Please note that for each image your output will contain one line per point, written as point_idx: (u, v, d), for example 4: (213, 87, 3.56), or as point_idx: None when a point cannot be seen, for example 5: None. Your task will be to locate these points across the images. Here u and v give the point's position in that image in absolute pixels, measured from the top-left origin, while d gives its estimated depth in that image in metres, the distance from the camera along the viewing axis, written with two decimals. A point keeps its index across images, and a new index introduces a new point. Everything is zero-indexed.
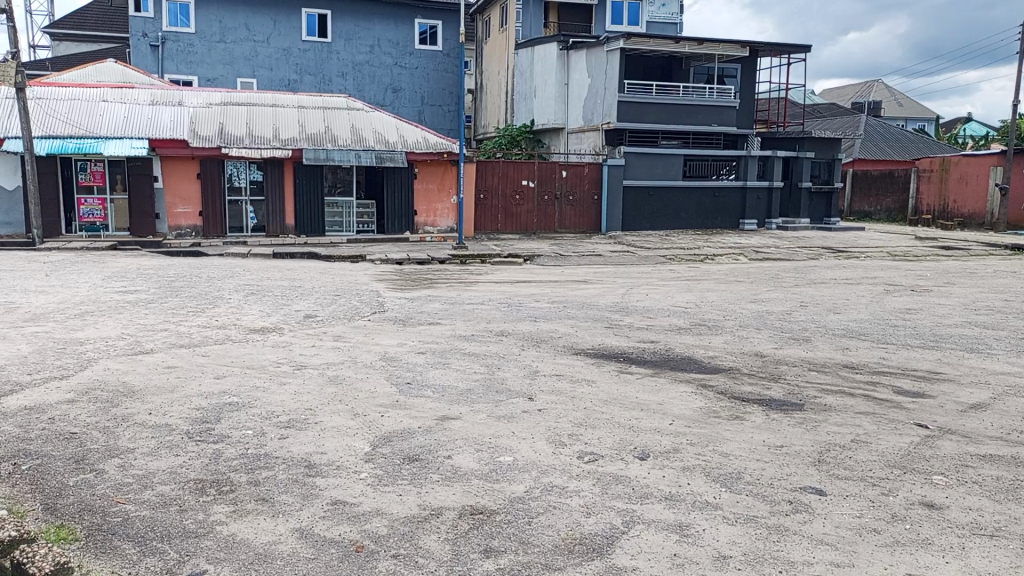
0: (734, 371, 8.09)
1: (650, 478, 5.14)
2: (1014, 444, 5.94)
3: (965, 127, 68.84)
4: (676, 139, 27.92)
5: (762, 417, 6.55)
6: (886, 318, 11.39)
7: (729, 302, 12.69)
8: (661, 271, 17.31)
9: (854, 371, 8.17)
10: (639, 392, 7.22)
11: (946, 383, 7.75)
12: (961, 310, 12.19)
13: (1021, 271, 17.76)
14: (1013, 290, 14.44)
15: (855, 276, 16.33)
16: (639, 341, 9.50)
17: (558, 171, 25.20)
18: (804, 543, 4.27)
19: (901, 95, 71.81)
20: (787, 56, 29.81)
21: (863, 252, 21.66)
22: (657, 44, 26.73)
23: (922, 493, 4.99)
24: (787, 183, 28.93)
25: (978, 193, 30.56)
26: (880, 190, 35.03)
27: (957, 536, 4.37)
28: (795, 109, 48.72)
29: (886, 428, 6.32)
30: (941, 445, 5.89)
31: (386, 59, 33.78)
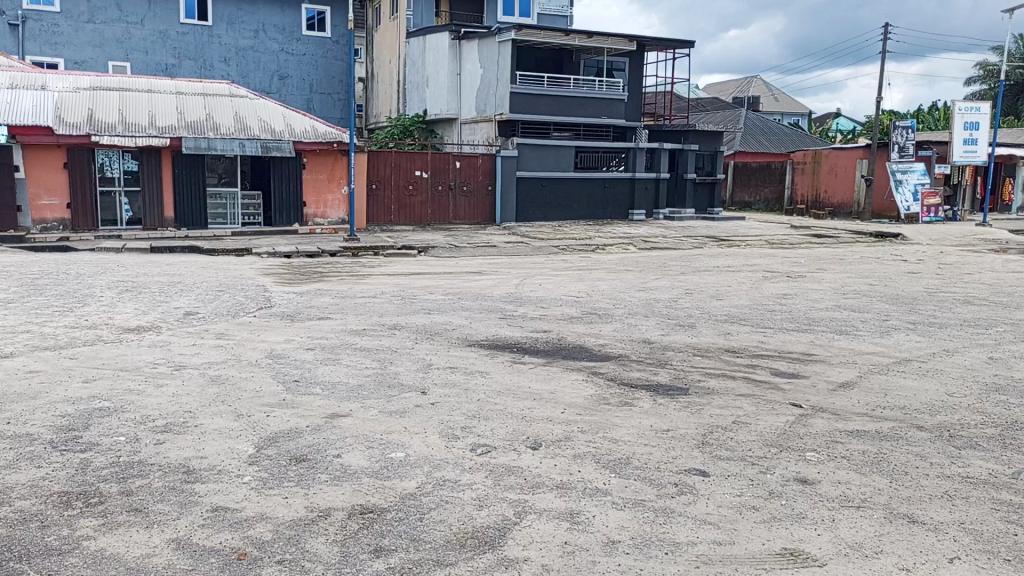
0: (623, 359, 8.26)
1: (541, 467, 5.18)
2: (878, 420, 6.36)
3: (835, 123, 73.28)
4: (567, 131, 28.35)
5: (649, 402, 6.72)
6: (764, 303, 11.95)
7: (619, 291, 12.99)
8: (554, 261, 17.52)
9: (734, 355, 8.53)
10: (532, 382, 7.28)
11: (818, 363, 8.23)
12: (831, 295, 12.91)
13: (884, 257, 19.04)
14: (877, 276, 15.41)
15: (736, 264, 17.02)
16: (532, 331, 9.57)
17: (451, 161, 25.07)
18: (688, 524, 4.42)
19: (777, 91, 75.66)
20: (672, 51, 30.78)
21: (744, 240, 22.71)
22: (547, 36, 27.01)
23: (797, 469, 5.26)
24: (673, 175, 29.97)
25: (845, 184, 32.58)
26: (759, 181, 36.85)
27: (827, 509, 4.63)
28: (680, 102, 50.45)
29: (764, 409, 6.63)
30: (813, 423, 6.23)
31: (271, 45, 32.59)
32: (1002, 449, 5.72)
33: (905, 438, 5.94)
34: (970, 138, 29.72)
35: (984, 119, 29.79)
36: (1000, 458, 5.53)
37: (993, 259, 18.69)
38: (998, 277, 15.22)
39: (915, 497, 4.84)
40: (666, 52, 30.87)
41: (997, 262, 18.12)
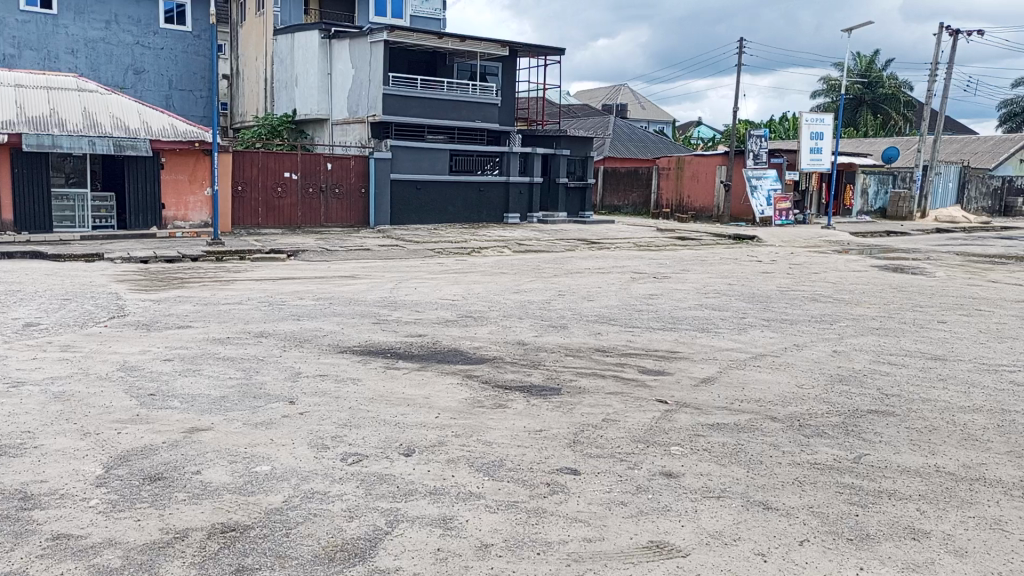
0: (497, 361, 8.31)
1: (414, 474, 5.10)
2: (736, 413, 6.70)
3: (697, 131, 77.13)
4: (441, 133, 28.24)
5: (523, 403, 6.79)
6: (632, 303, 12.38)
7: (493, 294, 13.06)
8: (430, 264, 17.42)
9: (605, 354, 8.76)
10: (405, 387, 7.17)
11: (682, 360, 8.59)
12: (694, 294, 13.53)
13: (741, 258, 20.18)
14: (736, 276, 16.32)
15: (606, 266, 17.55)
16: (406, 336, 9.45)
17: (322, 163, 24.43)
18: (559, 523, 4.48)
19: (643, 100, 78.84)
20: (543, 57, 31.35)
21: (614, 243, 23.45)
22: (420, 38, 26.84)
23: (663, 463, 5.45)
24: (546, 179, 30.52)
25: (706, 189, 34.32)
26: (627, 186, 38.21)
27: (690, 501, 4.82)
28: (552, 108, 51.54)
29: (631, 406, 6.84)
30: (678, 418, 6.50)
31: (125, 37, 30.59)
32: (845, 435, 6.17)
33: (760, 429, 6.30)
34: (816, 147, 32.06)
35: (827, 129, 32.18)
36: (843, 443, 5.97)
37: (836, 259, 20.22)
38: (840, 276, 16.48)
39: (769, 484, 5.13)
40: (537, 58, 31.43)
41: (840, 261, 19.68)
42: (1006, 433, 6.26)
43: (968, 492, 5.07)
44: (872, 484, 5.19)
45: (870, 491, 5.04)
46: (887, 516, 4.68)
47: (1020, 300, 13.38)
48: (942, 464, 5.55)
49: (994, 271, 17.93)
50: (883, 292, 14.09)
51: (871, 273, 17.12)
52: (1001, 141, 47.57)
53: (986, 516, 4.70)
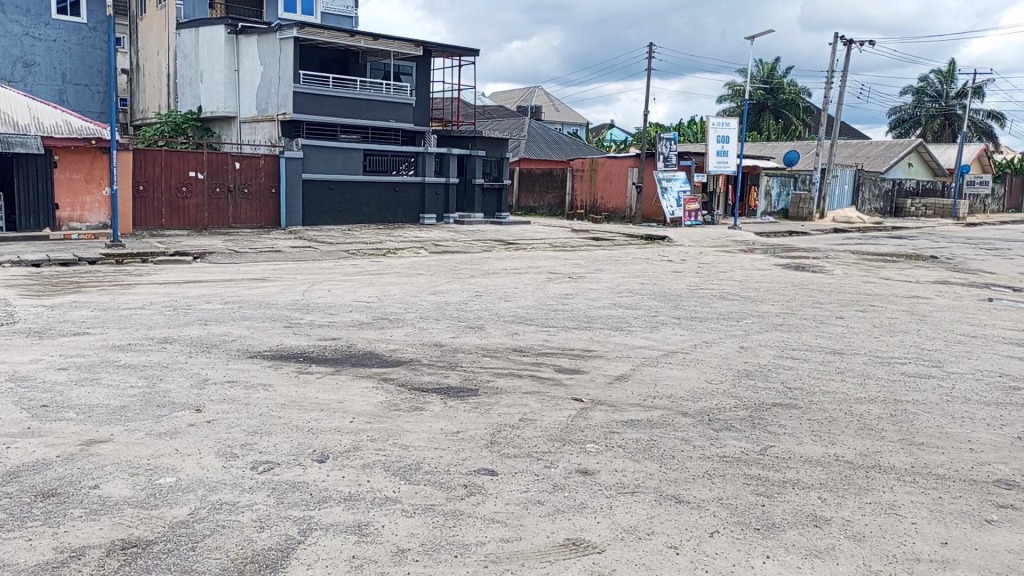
0: (414, 363, 8.24)
1: (328, 480, 4.99)
2: (649, 409, 6.85)
3: (610, 134, 78.59)
4: (354, 133, 27.82)
5: (439, 405, 6.74)
6: (549, 303, 12.49)
7: (409, 295, 12.92)
8: (344, 266, 17.09)
9: (521, 354, 8.80)
10: (318, 392, 7.01)
11: (596, 358, 8.72)
12: (608, 294, 13.75)
13: (654, 257, 20.66)
14: (647, 275, 16.68)
15: (521, 266, 17.65)
16: (320, 339, 9.24)
17: (230, 162, 23.64)
18: (476, 524, 4.47)
19: (558, 103, 79.76)
20: (457, 58, 31.29)
21: (530, 243, 23.61)
22: (332, 36, 26.35)
23: (579, 461, 5.52)
24: (462, 180, 30.46)
25: (619, 191, 35.00)
26: (542, 187, 38.57)
27: (605, 497, 4.90)
28: (467, 108, 51.50)
29: (548, 404, 6.90)
30: (593, 416, 6.59)
31: (13, 27, 28.73)
32: (752, 428, 6.40)
33: (672, 424, 6.45)
34: (722, 150, 33.16)
35: (732, 133, 33.35)
36: (750, 436, 6.18)
37: (743, 258, 20.97)
38: (746, 275, 17.07)
39: (681, 478, 5.26)
40: (452, 58, 31.36)
41: (746, 260, 20.41)
42: (898, 421, 6.62)
43: (864, 479, 5.34)
44: (777, 474, 5.40)
45: (776, 482, 5.24)
46: (791, 505, 4.87)
47: (909, 296, 14.19)
48: (841, 454, 5.82)
49: (886, 268, 18.96)
50: (786, 290, 14.68)
51: (775, 271, 17.81)
52: (891, 145, 50.36)
53: (881, 501, 4.96)
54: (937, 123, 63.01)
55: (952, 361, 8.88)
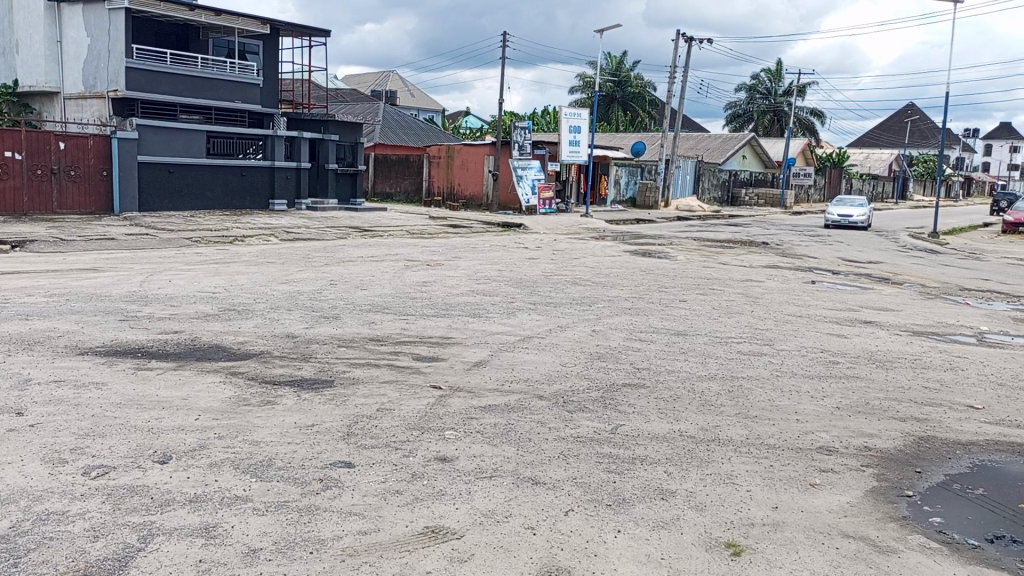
0: (265, 355, 7.92)
1: (172, 482, 4.70)
2: (506, 393, 6.97)
3: (466, 121, 78.82)
4: (196, 113, 26.25)
5: (293, 398, 6.52)
6: (406, 291, 12.38)
7: (260, 285, 12.40)
8: (186, 254, 16.14)
9: (378, 344, 8.67)
10: (159, 389, 6.58)
11: (455, 345, 8.75)
12: (465, 281, 13.83)
13: (510, 245, 20.99)
14: (504, 262, 16.92)
15: (378, 254, 17.37)
16: (160, 333, 8.68)
17: (54, 142, 21.63)
18: (333, 518, 4.36)
19: (413, 88, 78.92)
20: (307, 38, 30.21)
21: (386, 230, 23.29)
22: (168, 9, 24.64)
23: (437, 448, 5.52)
24: (315, 164, 29.52)
25: (475, 178, 35.28)
26: (398, 173, 38.25)
27: (464, 483, 4.93)
28: (318, 91, 49.89)
29: (406, 393, 6.84)
30: (451, 403, 6.61)
31: None
32: (604, 408, 6.65)
33: (528, 407, 6.60)
34: (574, 140, 34.07)
35: (583, 123, 34.35)
36: (602, 416, 6.42)
37: (594, 245, 21.72)
38: (598, 261, 17.68)
39: (537, 460, 5.38)
40: (301, 38, 30.23)
41: (597, 247, 21.15)
42: (735, 397, 7.11)
43: (706, 451, 5.69)
44: (627, 451, 5.65)
45: (626, 459, 5.47)
46: (640, 480, 5.11)
47: (744, 280, 15.24)
48: (685, 429, 6.17)
49: (723, 254, 20.26)
50: (634, 275, 15.34)
51: (624, 257, 18.58)
52: (728, 138, 53.69)
53: (720, 472, 5.31)
54: (767, 119, 67.94)
55: (781, 339, 9.62)
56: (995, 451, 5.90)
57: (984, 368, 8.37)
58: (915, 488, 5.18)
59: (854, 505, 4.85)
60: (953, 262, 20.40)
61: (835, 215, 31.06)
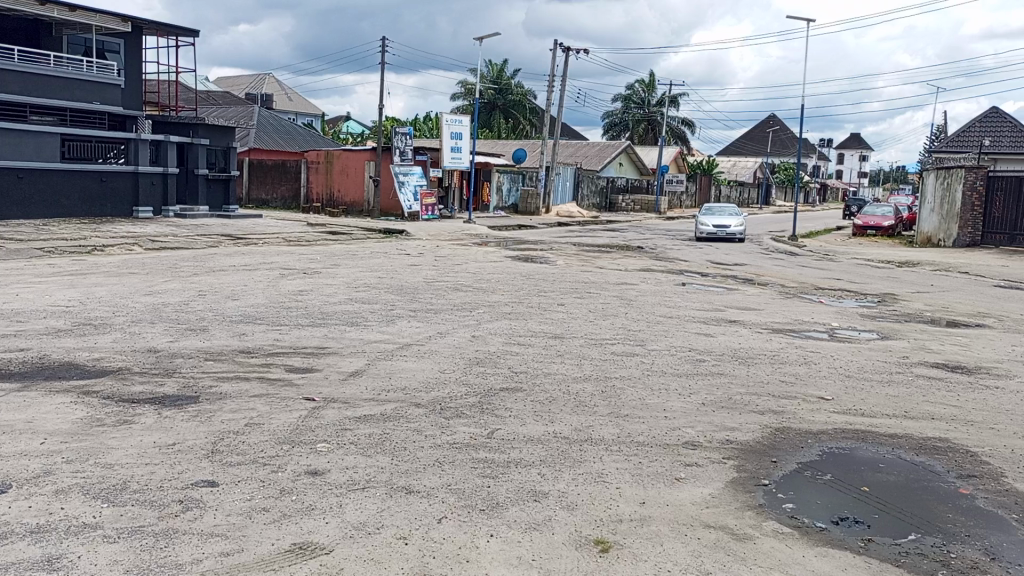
0: (122, 372, 7.46)
1: (11, 514, 4.34)
2: (382, 402, 6.87)
3: (347, 127, 77.52)
4: (49, 115, 24.55)
5: (152, 417, 6.17)
6: (280, 301, 11.98)
7: (120, 297, 11.70)
8: (39, 266, 15.01)
9: (249, 356, 8.34)
10: (0, 413, 6.07)
11: (331, 355, 8.54)
12: (344, 289, 13.54)
13: (390, 252, 20.76)
14: (385, 269, 16.71)
15: (251, 262, 16.74)
16: (3, 351, 8.01)
17: None
18: (192, 540, 4.16)
19: (290, 92, 76.80)
20: (173, 37, 28.83)
21: (260, 238, 22.48)
22: (15, 3, 22.89)
23: (307, 462, 5.36)
24: (183, 170, 28.18)
25: (355, 183, 34.69)
26: (274, 179, 37.20)
27: (335, 496, 4.82)
28: (188, 93, 47.70)
29: (277, 407, 6.62)
30: (324, 414, 6.44)
31: None
32: (480, 413, 6.68)
33: (404, 416, 6.52)
34: (456, 147, 34.10)
35: (465, 130, 34.43)
36: (478, 421, 6.44)
37: (477, 251, 21.83)
38: (479, 267, 17.74)
39: (411, 469, 5.33)
40: (167, 37, 28.81)
41: (479, 253, 21.23)
42: (609, 397, 7.31)
43: (579, 452, 5.82)
44: (501, 455, 5.69)
45: (500, 463, 5.52)
46: (513, 484, 5.16)
47: (619, 283, 15.70)
48: (559, 430, 6.29)
49: (601, 259, 20.81)
50: (515, 281, 15.49)
51: (505, 263, 18.73)
52: (605, 146, 55.30)
53: (592, 471, 5.44)
54: (642, 128, 70.60)
55: (652, 340, 9.99)
56: (842, 438, 6.35)
57: (834, 361, 9.00)
58: (771, 477, 5.49)
59: (716, 496, 5.09)
60: (809, 263, 21.80)
61: (712, 224, 28.75)
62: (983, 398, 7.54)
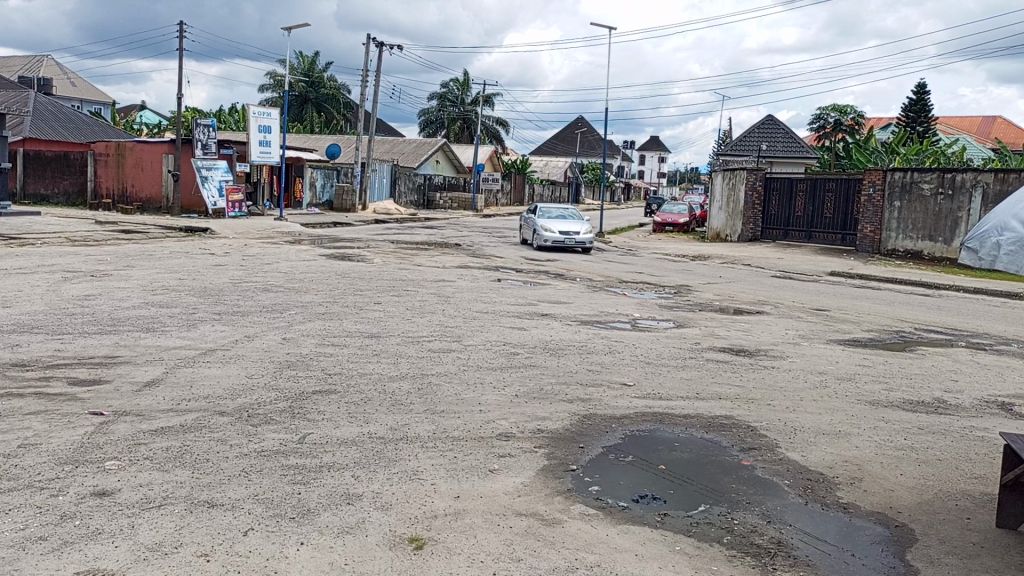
0: None
1: None
2: (182, 413, 6.42)
3: (141, 116, 71.71)
4: None
5: None
6: (62, 307, 10.85)
7: None
8: None
9: (23, 370, 7.47)
10: None
11: (122, 365, 7.86)
12: (138, 292, 12.52)
13: (193, 251, 19.47)
14: (186, 270, 15.64)
15: (27, 265, 14.99)
16: None
17: None
18: None
19: (72, 76, 69.69)
20: None
21: (39, 238, 20.24)
22: None
23: (94, 482, 4.91)
24: None
25: (152, 178, 32.14)
26: (56, 173, 33.68)
27: (126, 517, 4.44)
28: None
29: (58, 424, 5.99)
30: (114, 430, 5.92)
31: None
32: (291, 418, 6.43)
33: (207, 426, 6.14)
34: (264, 141, 32.60)
35: (274, 123, 32.99)
36: (288, 427, 6.20)
37: (289, 249, 21.02)
38: (290, 266, 17.08)
39: (214, 481, 5.03)
40: None
41: (292, 251, 20.45)
42: (424, 394, 7.31)
43: (394, 451, 5.77)
44: (314, 460, 5.52)
45: (312, 468, 5.35)
46: (326, 488, 5.02)
47: (436, 280, 15.76)
48: (373, 430, 6.20)
49: (418, 256, 20.77)
50: (329, 280, 15.08)
51: (319, 262, 18.18)
52: (421, 143, 55.32)
53: (407, 469, 5.42)
54: (457, 126, 71.41)
55: (468, 335, 10.12)
56: (642, 421, 6.79)
57: (635, 349, 9.62)
58: (578, 462, 5.76)
59: (527, 484, 5.25)
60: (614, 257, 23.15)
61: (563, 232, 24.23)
62: (761, 377, 8.39)
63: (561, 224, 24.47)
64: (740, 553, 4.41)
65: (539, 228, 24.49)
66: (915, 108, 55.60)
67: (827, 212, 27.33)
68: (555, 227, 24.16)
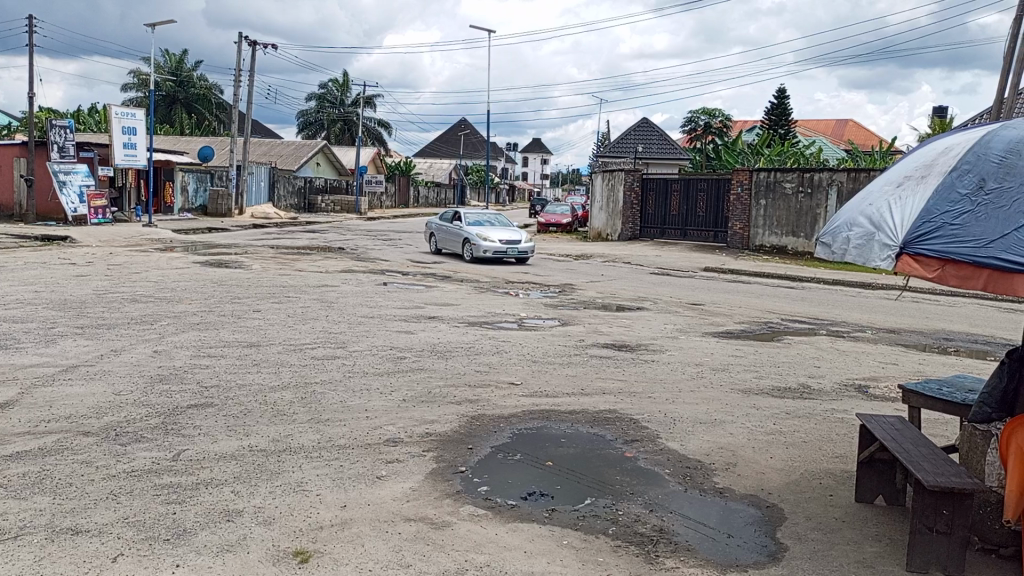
0: None
1: None
2: (40, 436, 5.96)
3: None
4: None
5: None
6: None
7: None
8: None
9: None
10: None
11: None
12: None
13: (50, 261, 18.11)
14: (42, 281, 14.52)
15: None
16: None
17: None
18: None
19: None
20: None
21: None
22: None
23: None
24: None
25: (3, 184, 29.78)
26: None
27: None
28: None
29: None
30: None
31: None
32: (163, 435, 6.10)
33: (69, 448, 5.73)
34: (129, 143, 30.80)
35: (139, 124, 31.22)
36: (161, 444, 5.88)
37: (159, 257, 19.94)
38: (161, 275, 16.18)
39: (78, 506, 4.70)
40: None
41: (162, 259, 19.39)
42: (308, 403, 7.12)
43: (276, 463, 5.58)
44: (190, 477, 5.26)
45: (188, 486, 5.10)
46: (203, 506, 4.80)
47: (319, 285, 15.37)
48: (254, 443, 5.98)
49: (299, 261, 20.16)
50: (204, 288, 14.41)
51: (192, 269, 17.33)
52: (300, 145, 53.91)
53: (290, 481, 5.26)
54: (337, 127, 70.04)
55: (353, 341, 9.93)
56: (529, 419, 6.87)
57: (522, 348, 9.74)
58: (467, 463, 5.76)
59: (415, 489, 5.21)
60: (524, 261, 22.36)
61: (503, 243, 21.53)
62: (643, 371, 8.69)
63: (500, 232, 21.63)
64: (624, 543, 4.54)
65: (475, 237, 21.40)
66: (777, 112, 59.17)
67: (700, 210, 28.57)
68: (495, 236, 21.36)
